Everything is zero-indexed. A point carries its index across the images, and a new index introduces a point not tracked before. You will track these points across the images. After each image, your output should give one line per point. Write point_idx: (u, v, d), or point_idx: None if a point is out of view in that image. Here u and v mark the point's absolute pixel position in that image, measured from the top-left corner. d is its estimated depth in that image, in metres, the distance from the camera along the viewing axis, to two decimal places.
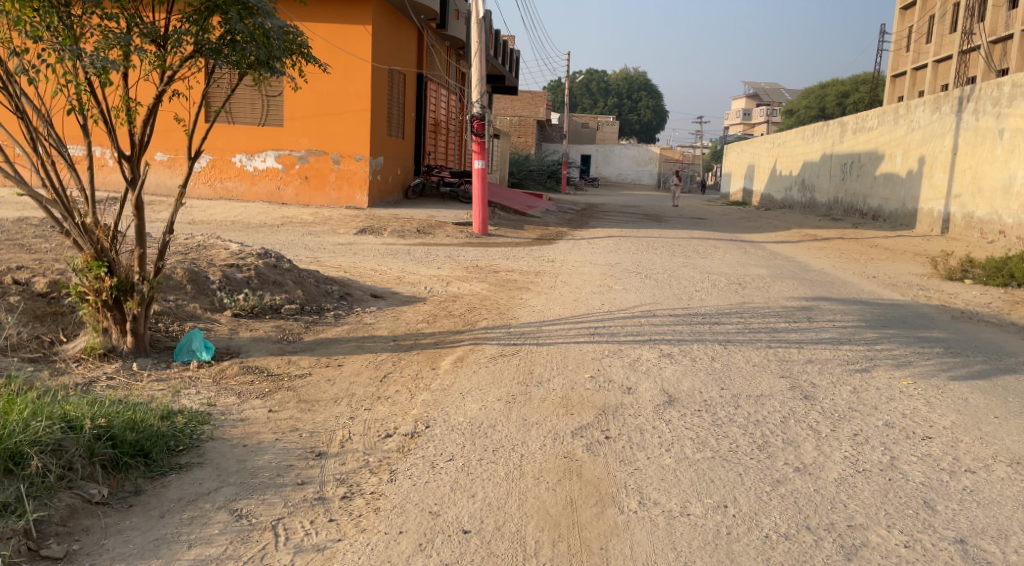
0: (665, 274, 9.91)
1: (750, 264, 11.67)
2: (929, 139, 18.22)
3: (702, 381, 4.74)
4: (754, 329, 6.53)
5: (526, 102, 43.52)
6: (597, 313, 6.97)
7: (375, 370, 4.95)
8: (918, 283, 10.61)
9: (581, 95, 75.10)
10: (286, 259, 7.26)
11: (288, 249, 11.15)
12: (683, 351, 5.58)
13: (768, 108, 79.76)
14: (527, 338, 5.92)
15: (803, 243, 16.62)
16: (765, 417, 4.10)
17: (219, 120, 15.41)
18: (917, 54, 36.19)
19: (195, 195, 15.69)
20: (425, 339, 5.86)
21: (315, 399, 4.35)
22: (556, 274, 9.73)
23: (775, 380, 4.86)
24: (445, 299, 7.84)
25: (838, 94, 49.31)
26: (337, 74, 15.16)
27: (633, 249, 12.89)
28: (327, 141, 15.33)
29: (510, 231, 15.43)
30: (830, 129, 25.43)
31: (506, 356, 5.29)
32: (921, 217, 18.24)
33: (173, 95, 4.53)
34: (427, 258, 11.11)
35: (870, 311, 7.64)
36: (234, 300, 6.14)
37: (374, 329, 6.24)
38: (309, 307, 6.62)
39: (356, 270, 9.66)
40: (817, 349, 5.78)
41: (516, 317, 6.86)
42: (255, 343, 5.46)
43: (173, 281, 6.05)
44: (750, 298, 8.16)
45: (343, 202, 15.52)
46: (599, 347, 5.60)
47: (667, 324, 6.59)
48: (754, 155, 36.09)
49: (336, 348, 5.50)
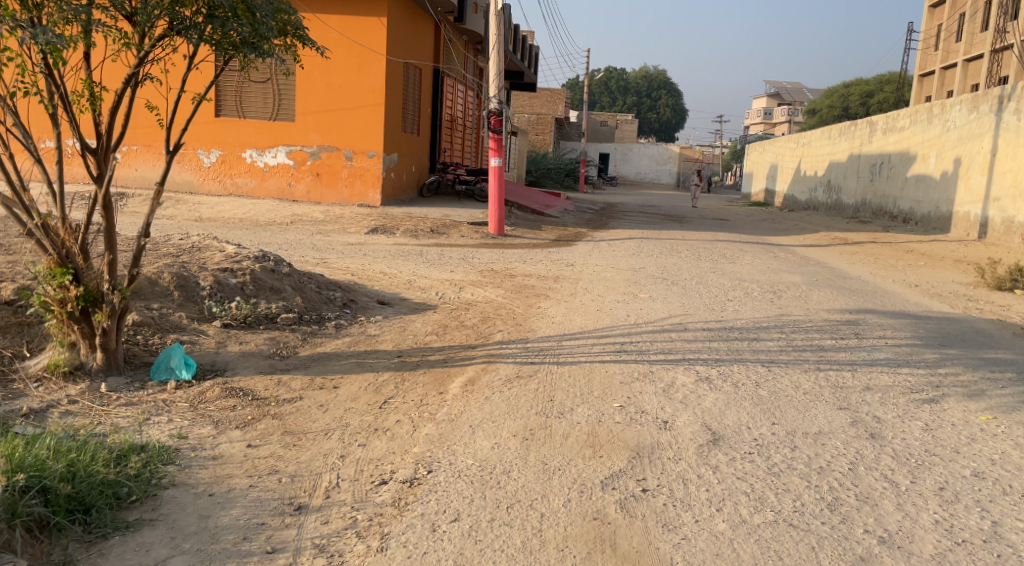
0: (693, 281, 9.27)
1: (783, 270, 11.00)
2: (966, 140, 17.38)
3: (749, 413, 4.12)
4: (798, 347, 5.88)
5: (544, 99, 42.91)
6: (624, 326, 6.36)
7: (375, 394, 4.36)
8: (966, 293, 9.90)
9: (600, 93, 74.25)
10: (287, 262, 6.70)
11: (295, 250, 10.63)
12: (722, 374, 4.95)
13: (790, 107, 78.53)
14: (546, 355, 5.32)
15: (835, 247, 15.87)
16: (831, 464, 3.47)
17: (229, 115, 14.97)
18: (947, 53, 35.14)
19: (205, 191, 15.23)
20: (432, 356, 5.27)
21: (304, 430, 3.77)
22: (577, 280, 9.12)
23: (833, 413, 4.22)
24: (457, 307, 7.25)
25: (863, 94, 48.29)
26: (350, 68, 14.62)
27: (656, 252, 12.26)
28: (340, 136, 14.81)
29: (527, 231, 14.84)
30: (859, 128, 24.56)
31: (523, 379, 4.68)
32: (957, 221, 17.43)
33: (146, 79, 3.94)
34: (440, 260, 10.55)
35: (923, 326, 6.96)
36: (224, 309, 5.57)
37: (377, 342, 5.67)
38: (309, 316, 6.05)
39: (364, 273, 9.11)
40: (873, 373, 5.14)
41: (534, 330, 6.25)
42: (243, 359, 4.88)
43: (157, 287, 5.52)
44: (788, 310, 7.52)
45: (356, 200, 14.95)
46: (627, 369, 4.98)
47: (701, 340, 5.94)
48: (777, 155, 35.19)
49: (333, 366, 4.91)
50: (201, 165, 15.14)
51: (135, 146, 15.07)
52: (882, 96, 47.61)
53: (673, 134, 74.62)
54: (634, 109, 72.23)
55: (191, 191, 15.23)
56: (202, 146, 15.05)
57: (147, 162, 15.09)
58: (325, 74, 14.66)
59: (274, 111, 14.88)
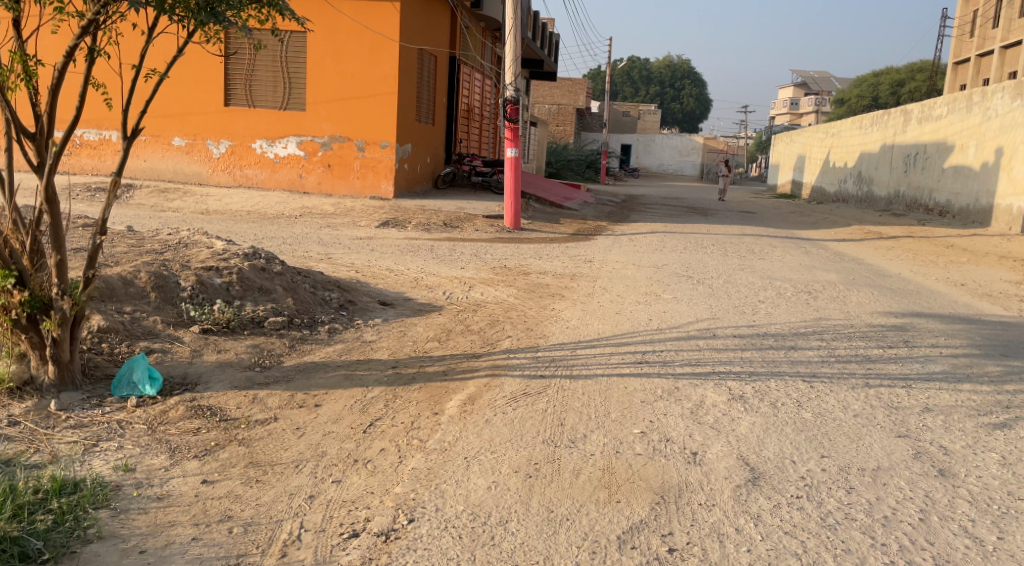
0: (721, 280, 8.64)
1: (816, 267, 10.33)
2: (1008, 129, 16.47)
3: (794, 444, 3.53)
4: (841, 358, 5.28)
5: (565, 89, 42.22)
6: (647, 332, 5.77)
7: (360, 415, 3.82)
8: (1016, 293, 9.20)
9: (623, 83, 73.17)
10: (280, 259, 6.18)
11: (300, 244, 10.15)
12: (758, 391, 4.35)
13: (817, 97, 76.93)
14: (559, 367, 4.77)
15: (868, 241, 15.14)
16: (897, 514, 2.88)
17: (239, 104, 14.55)
18: (982, 40, 33.88)
19: (215, 182, 14.81)
20: (432, 367, 4.72)
21: (272, 462, 3.24)
22: (595, 278, 8.55)
23: (891, 442, 3.64)
24: (464, 309, 6.71)
25: (893, 83, 46.98)
26: (363, 55, 14.09)
27: (680, 248, 11.64)
28: (352, 126, 14.30)
29: (546, 225, 14.25)
30: (891, 118, 23.64)
31: (530, 397, 4.11)
32: (997, 214, 16.58)
33: (93, 52, 3.44)
34: (451, 255, 10.01)
35: (978, 333, 6.32)
36: (204, 313, 5.06)
37: (373, 350, 5.14)
38: (299, 320, 5.53)
39: (369, 270, 8.59)
40: (931, 392, 4.53)
41: (547, 336, 5.69)
42: (218, 371, 4.36)
43: (132, 288, 5.01)
44: (827, 314, 6.88)
45: (368, 192, 14.44)
46: (649, 384, 4.40)
47: (733, 350, 5.35)
48: (804, 146, 34.19)
49: (319, 379, 4.37)
50: (211, 156, 14.72)
51: (144, 136, 14.83)
52: (913, 86, 46.22)
53: (696, 125, 73.39)
54: (656, 100, 71.09)
55: (200, 182, 14.83)
56: (211, 137, 14.64)
57: (156, 153, 14.86)
58: (337, 62, 14.16)
59: (284, 101, 14.42)
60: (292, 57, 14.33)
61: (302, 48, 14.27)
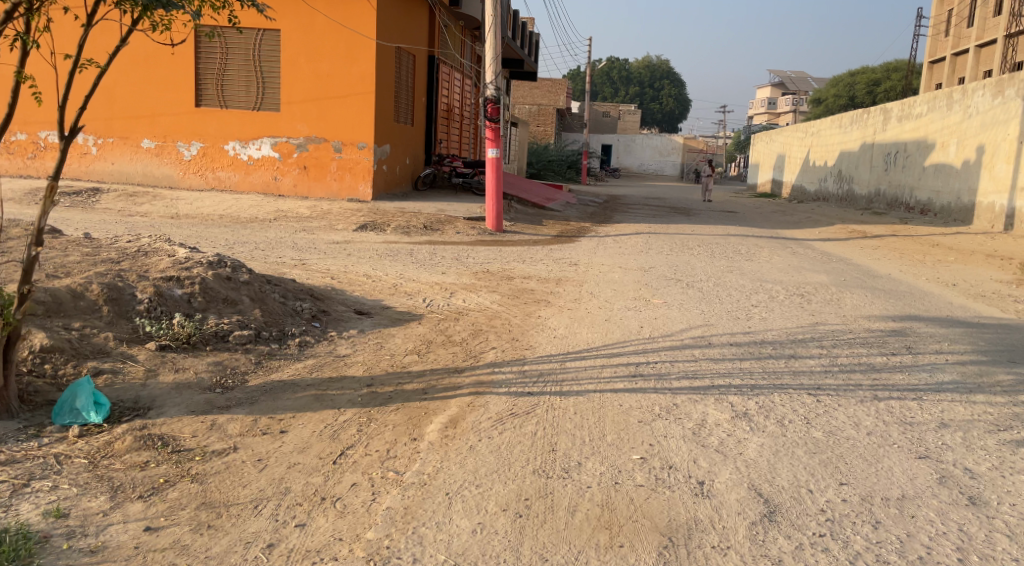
0: (711, 283, 8.34)
1: (805, 268, 10.08)
2: (989, 127, 16.39)
3: (809, 470, 3.21)
4: (845, 367, 4.99)
5: (545, 90, 41.96)
6: (639, 342, 5.45)
7: (331, 442, 3.45)
8: (1007, 293, 9.02)
9: (602, 83, 73.04)
10: (247, 268, 5.77)
11: (274, 249, 9.74)
12: (762, 408, 4.04)
13: (794, 96, 77.39)
14: (547, 382, 4.43)
15: (853, 241, 14.96)
16: (931, 554, 2.59)
17: (211, 105, 14.06)
18: (957, 38, 34.07)
19: (186, 185, 14.33)
20: (410, 385, 4.35)
21: (227, 501, 2.87)
22: (581, 282, 8.22)
23: (912, 465, 3.34)
24: (446, 318, 6.36)
25: (870, 82, 47.25)
26: (338, 53, 13.66)
27: (666, 249, 11.36)
28: (327, 127, 13.87)
29: (528, 226, 13.93)
30: (871, 116, 23.57)
31: (518, 418, 3.77)
32: (980, 212, 16.50)
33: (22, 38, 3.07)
34: (431, 260, 9.64)
35: (980, 337, 6.07)
36: (162, 328, 4.67)
37: (347, 366, 4.77)
38: (267, 332, 5.15)
39: (346, 276, 8.20)
40: (944, 405, 4.24)
41: (533, 347, 5.34)
42: (175, 393, 3.95)
43: (81, 301, 4.58)
44: (823, 318, 6.60)
45: (345, 194, 14.02)
46: (645, 402, 4.07)
47: (731, 360, 5.04)
48: (784, 145, 34.16)
49: (286, 400, 3.98)
50: (181, 158, 14.23)
51: (112, 138, 14.34)
52: (888, 86, 46.50)
53: (675, 125, 73.51)
54: (636, 100, 71.13)
55: (171, 185, 14.33)
56: (182, 138, 14.15)
57: (124, 156, 14.37)
58: (311, 61, 13.73)
59: (257, 101, 13.96)
60: (265, 55, 13.87)
61: (275, 47, 13.83)
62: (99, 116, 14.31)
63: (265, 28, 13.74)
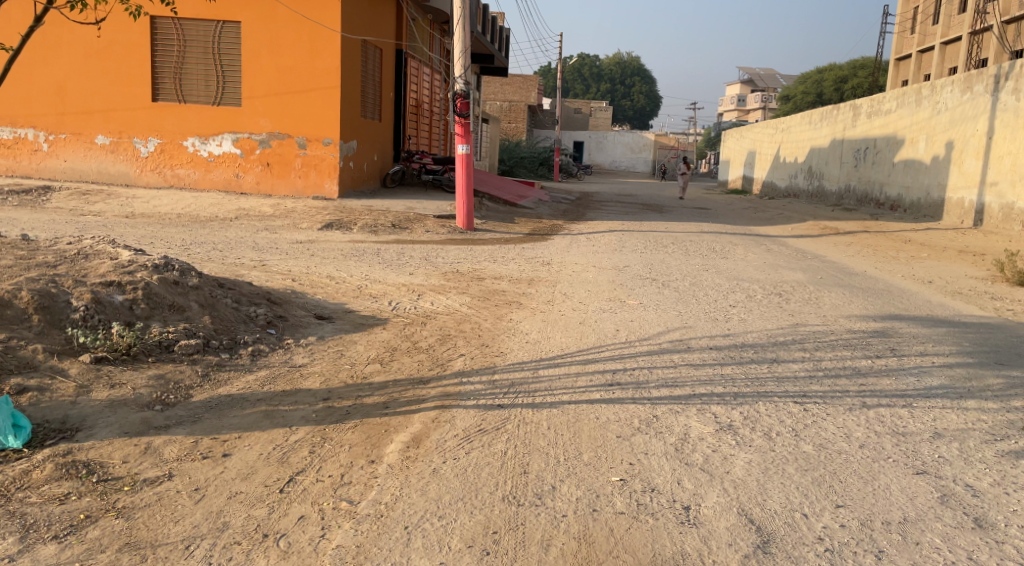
0: (687, 282, 8.11)
1: (781, 266, 9.91)
2: (957, 123, 16.43)
3: (802, 490, 2.96)
4: (830, 372, 4.76)
5: (517, 86, 41.49)
6: (614, 347, 5.19)
7: (279, 467, 3.12)
8: (983, 290, 8.92)
9: (573, 79, 72.89)
10: (197, 271, 5.40)
11: (233, 250, 9.31)
12: (748, 419, 3.79)
13: (763, 93, 77.99)
14: (518, 393, 4.14)
15: (827, 237, 14.89)
16: None
17: (169, 100, 13.54)
18: (923, 36, 34.42)
19: (143, 184, 13.79)
20: (370, 398, 4.02)
21: (154, 540, 2.53)
22: (554, 282, 7.93)
23: (911, 482, 3.10)
24: (413, 322, 6.03)
25: (837, 79, 47.65)
26: (302, 46, 13.23)
27: (640, 247, 11.13)
28: (291, 122, 13.43)
29: (499, 224, 13.62)
30: (841, 113, 23.63)
31: (485, 435, 3.47)
32: (949, 208, 16.54)
33: None
34: (398, 260, 9.30)
35: (964, 337, 5.90)
36: (100, 339, 4.29)
37: (303, 377, 4.42)
38: (217, 342, 4.79)
39: (308, 278, 7.82)
40: (936, 412, 4.03)
41: (504, 353, 5.05)
42: (108, 412, 3.58)
43: (8, 311, 4.18)
44: (803, 319, 6.38)
45: (310, 192, 13.59)
46: (623, 414, 3.80)
47: (712, 365, 4.80)
48: (754, 142, 34.26)
49: (232, 419, 3.64)
50: (138, 155, 13.69)
51: (64, 135, 13.78)
52: (856, 82, 46.91)
53: (646, 121, 73.65)
54: (607, 97, 71.14)
55: (127, 183, 13.77)
56: (139, 134, 13.61)
57: (77, 152, 13.80)
58: (274, 54, 13.28)
59: (217, 96, 13.47)
60: (225, 49, 13.37)
61: (236, 39, 13.34)
62: (51, 111, 13.75)
63: (225, 20, 13.24)
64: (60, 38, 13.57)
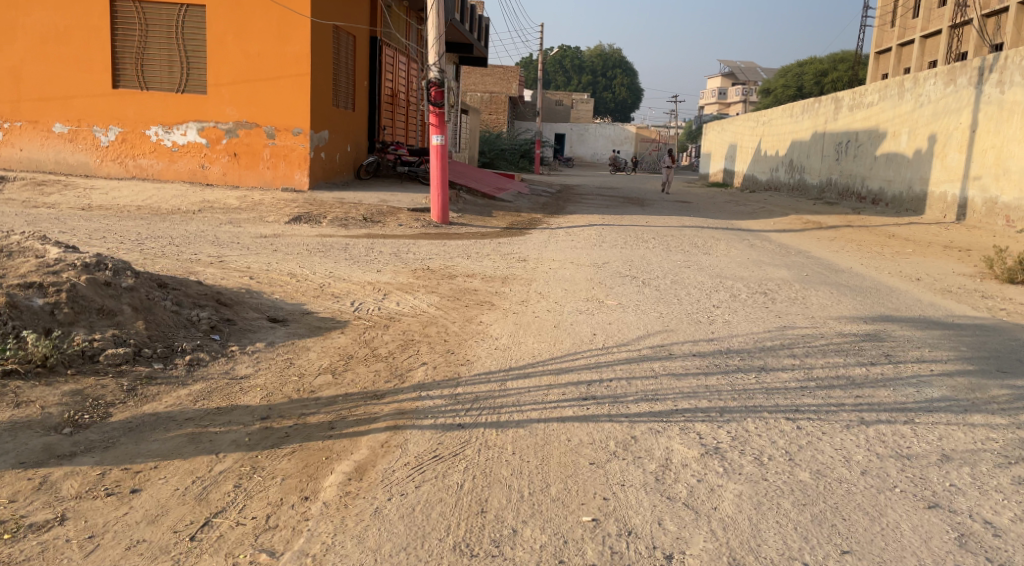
0: (668, 280, 7.73)
1: (765, 263, 9.56)
2: (941, 116, 16.19)
3: (800, 532, 2.57)
4: (823, 382, 4.39)
5: (497, 77, 40.84)
6: (591, 354, 4.79)
7: (195, 506, 2.68)
8: (973, 289, 8.61)
9: (555, 72, 72.36)
10: (133, 271, 4.91)
11: (191, 245, 8.77)
12: (736, 440, 3.40)
13: (743, 87, 77.95)
14: (483, 410, 3.71)
15: (810, 232, 14.58)
16: None
17: (130, 86, 12.91)
18: (903, 29, 34.31)
19: (104, 174, 13.14)
20: (316, 417, 3.58)
21: None
22: (529, 281, 7.51)
23: (923, 517, 2.73)
24: (375, 325, 5.58)
25: (818, 72, 47.58)
26: (270, 31, 12.65)
27: (621, 242, 10.74)
28: (259, 111, 12.86)
29: (476, 218, 13.17)
30: (822, 105, 23.39)
31: (440, 463, 3.04)
32: (932, 202, 16.31)
33: None
34: (367, 256, 8.82)
35: (962, 341, 5.55)
36: (12, 349, 3.80)
37: (244, 391, 3.97)
38: (151, 350, 4.32)
39: (268, 276, 7.34)
40: (941, 430, 3.66)
41: (470, 361, 4.62)
42: (6, 437, 3.11)
43: None
44: (791, 321, 6.01)
45: (279, 183, 13.05)
46: (597, 435, 3.39)
47: (696, 376, 4.39)
48: (735, 135, 34.02)
49: (151, 445, 3.20)
50: (98, 144, 13.05)
51: (20, 122, 13.13)
52: (836, 77, 46.82)
53: (628, 114, 73.34)
54: (589, 89, 70.64)
55: (86, 174, 13.13)
56: (98, 122, 12.97)
57: (34, 141, 13.16)
58: (241, 40, 12.69)
59: (181, 83, 12.86)
60: (189, 33, 12.75)
61: (200, 23, 12.73)
62: (6, 98, 13.09)
63: (189, 4, 12.63)
64: (14, 20, 12.85)
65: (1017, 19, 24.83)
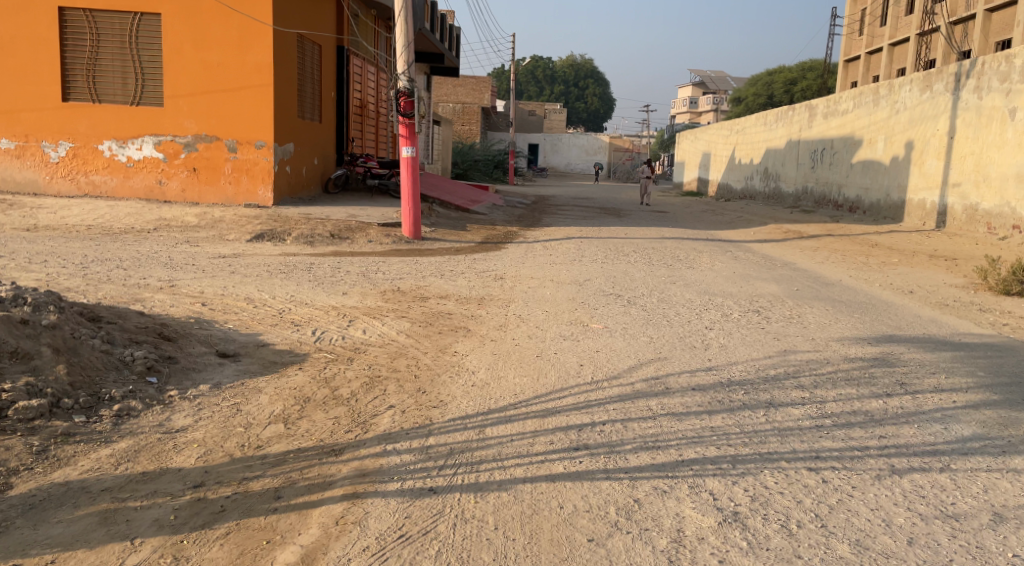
0: (654, 299, 7.26)
1: (752, 277, 9.14)
2: (917, 123, 16.01)
3: None
4: (841, 420, 3.90)
5: (469, 87, 40.35)
6: (580, 391, 4.25)
7: None
8: (969, 302, 8.24)
9: (527, 82, 72.16)
10: (56, 306, 4.29)
11: (141, 268, 8.12)
12: (756, 502, 2.89)
13: (714, 96, 78.41)
14: (458, 468, 3.16)
15: (791, 242, 14.25)
16: None
17: (81, 99, 12.22)
18: (871, 37, 34.45)
19: (54, 192, 12.41)
20: (260, 482, 3.03)
21: None
22: (506, 303, 6.98)
23: None
24: (338, 358, 5.02)
25: (787, 81, 47.83)
26: (229, 40, 12.03)
27: (601, 257, 10.26)
28: (219, 123, 12.22)
29: (450, 232, 12.62)
30: (797, 113, 23.21)
31: (406, 547, 2.51)
32: (910, 209, 16.11)
33: None
34: (332, 277, 8.23)
35: (977, 364, 5.12)
36: None
37: (179, 448, 3.39)
38: (71, 401, 3.71)
39: (222, 302, 6.72)
40: (983, 479, 3.20)
41: (444, 402, 4.08)
42: None
43: None
44: (792, 344, 5.55)
45: (242, 199, 12.41)
46: (595, 499, 2.87)
47: (699, 416, 3.89)
48: (709, 143, 33.84)
49: (52, 529, 2.63)
50: (47, 160, 12.32)
51: None
52: (806, 85, 47.07)
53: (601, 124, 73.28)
54: (562, 99, 70.48)
55: (35, 192, 12.39)
56: (47, 137, 12.25)
57: None
58: (198, 49, 12.05)
59: (136, 95, 12.18)
60: (144, 43, 12.09)
61: (155, 32, 12.07)
62: None
63: (144, 12, 11.98)
64: None
65: (984, 26, 24.94)
